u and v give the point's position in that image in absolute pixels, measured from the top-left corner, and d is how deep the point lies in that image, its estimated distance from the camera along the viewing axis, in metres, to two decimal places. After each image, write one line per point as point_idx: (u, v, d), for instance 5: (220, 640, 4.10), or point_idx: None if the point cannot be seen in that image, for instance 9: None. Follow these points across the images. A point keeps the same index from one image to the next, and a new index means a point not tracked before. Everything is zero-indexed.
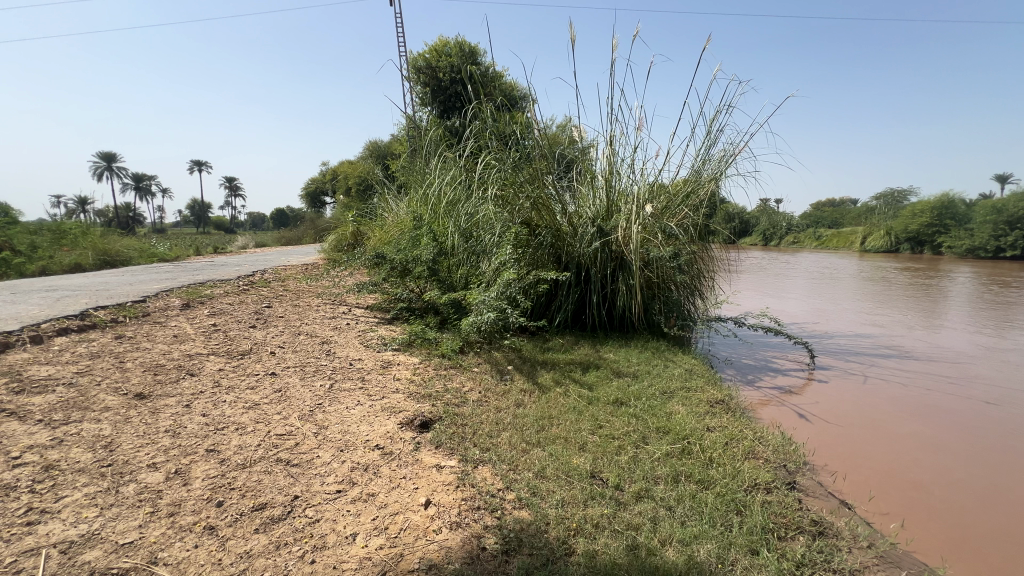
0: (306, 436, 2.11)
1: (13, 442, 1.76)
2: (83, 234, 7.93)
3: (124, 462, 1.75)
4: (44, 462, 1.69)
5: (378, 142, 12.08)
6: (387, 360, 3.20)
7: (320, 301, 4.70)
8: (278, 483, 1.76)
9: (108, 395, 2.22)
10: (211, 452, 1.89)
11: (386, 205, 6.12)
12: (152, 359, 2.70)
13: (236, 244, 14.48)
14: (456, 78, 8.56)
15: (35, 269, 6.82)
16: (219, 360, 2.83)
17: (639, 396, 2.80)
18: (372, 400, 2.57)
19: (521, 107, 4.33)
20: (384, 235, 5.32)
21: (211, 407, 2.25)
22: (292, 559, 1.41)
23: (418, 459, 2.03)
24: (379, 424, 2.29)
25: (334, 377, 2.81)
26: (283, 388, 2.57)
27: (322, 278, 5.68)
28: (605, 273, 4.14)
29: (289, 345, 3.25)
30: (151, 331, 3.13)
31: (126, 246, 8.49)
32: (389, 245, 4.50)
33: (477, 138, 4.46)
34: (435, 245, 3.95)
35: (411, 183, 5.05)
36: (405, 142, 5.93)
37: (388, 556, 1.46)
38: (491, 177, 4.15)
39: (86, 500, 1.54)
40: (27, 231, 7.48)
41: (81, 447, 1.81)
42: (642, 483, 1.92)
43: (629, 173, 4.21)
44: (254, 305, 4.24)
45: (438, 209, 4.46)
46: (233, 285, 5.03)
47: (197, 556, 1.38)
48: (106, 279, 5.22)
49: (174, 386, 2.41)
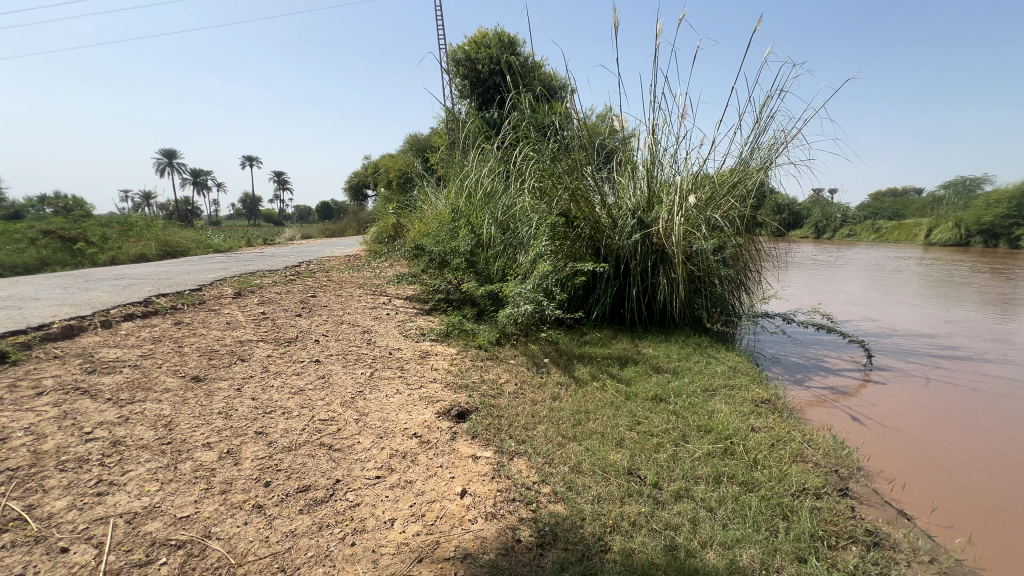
0: (347, 422, 2.18)
1: (86, 419, 1.91)
2: (146, 226, 8.47)
3: (183, 441, 1.86)
4: (112, 438, 1.82)
5: (418, 137, 12.34)
6: (425, 350, 3.25)
7: (361, 291, 4.82)
8: (322, 467, 1.82)
9: (169, 376, 2.37)
10: (260, 434, 1.99)
11: (426, 198, 6.19)
12: (207, 344, 2.85)
13: (284, 236, 15.14)
14: (495, 70, 8.55)
15: (105, 259, 7.37)
16: (268, 346, 2.97)
17: (680, 393, 2.72)
18: (411, 389, 2.62)
19: (560, 96, 4.26)
20: (423, 227, 5.40)
21: (260, 391, 2.36)
22: (333, 541, 1.46)
23: (455, 449, 2.05)
24: (417, 413, 2.34)
25: (375, 365, 2.89)
26: (326, 375, 2.67)
27: (364, 269, 5.83)
28: (645, 265, 4.02)
29: (332, 333, 3.37)
30: (206, 318, 3.32)
31: (184, 238, 9.01)
32: (428, 237, 4.57)
33: (516, 129, 4.43)
34: (472, 238, 3.97)
35: (451, 176, 5.09)
36: (444, 135, 5.97)
37: (425, 542, 1.49)
38: (530, 168, 4.12)
39: (148, 474, 1.65)
40: (100, 224, 8.11)
41: (144, 425, 1.93)
42: (682, 482, 1.87)
43: (673, 163, 4.07)
44: (300, 294, 4.41)
45: (476, 202, 4.47)
46: (281, 274, 5.26)
47: (246, 532, 1.45)
48: (167, 269, 5.53)
49: (226, 371, 2.54)
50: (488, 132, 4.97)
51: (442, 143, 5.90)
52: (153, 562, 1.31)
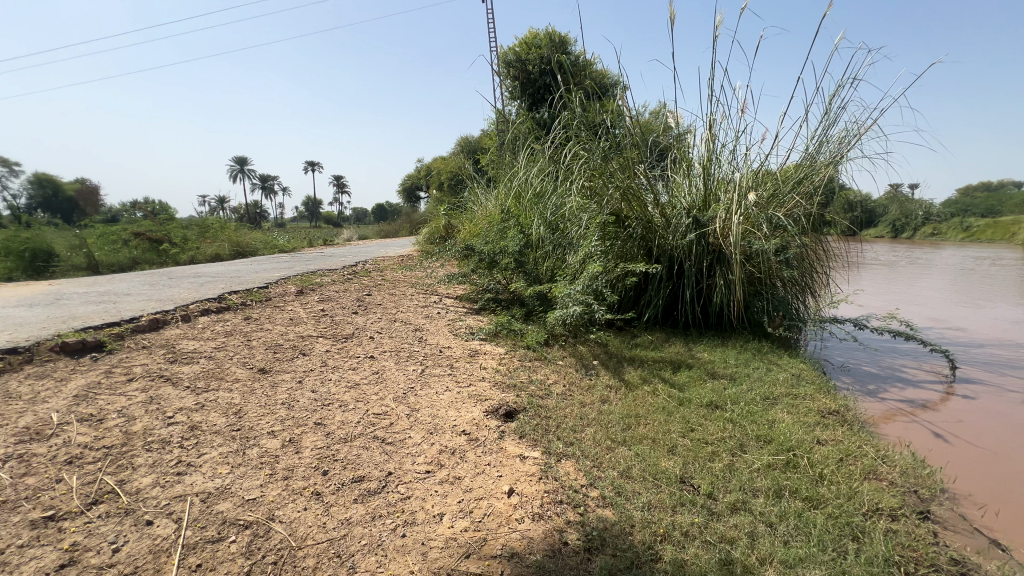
0: (399, 417, 2.25)
1: (168, 404, 2.09)
2: (221, 228, 9.16)
3: (250, 428, 2.00)
4: (190, 422, 1.98)
5: (468, 139, 12.60)
6: (474, 348, 3.30)
7: (414, 290, 4.96)
8: (375, 459, 1.89)
9: (239, 368, 2.55)
10: (319, 425, 2.09)
11: (476, 199, 6.28)
12: (272, 338, 3.04)
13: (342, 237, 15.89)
14: (546, 70, 8.55)
15: (186, 259, 8.05)
16: (327, 342, 3.12)
17: (738, 400, 2.59)
18: (460, 386, 2.66)
19: (612, 93, 4.17)
20: (474, 227, 5.48)
21: (319, 384, 2.49)
22: (386, 531, 1.51)
23: (503, 448, 2.06)
24: (466, 410, 2.37)
25: (426, 363, 2.96)
26: (380, 370, 2.76)
27: (417, 269, 6.00)
28: (700, 266, 3.87)
29: (386, 330, 3.49)
30: (272, 314, 3.54)
31: (254, 239, 9.66)
32: (478, 237, 4.64)
33: (566, 128, 4.38)
34: (521, 238, 3.98)
35: (501, 177, 5.14)
36: (494, 137, 6.04)
37: (473, 538, 1.51)
38: (580, 167, 4.05)
39: (220, 458, 1.78)
40: (181, 226, 8.88)
41: (217, 412, 2.09)
42: (739, 494, 1.78)
43: (731, 159, 3.90)
44: (357, 292, 4.61)
45: (526, 202, 4.48)
46: (339, 273, 5.52)
47: (306, 518, 1.53)
48: (238, 267, 5.94)
49: (289, 364, 2.69)
50: (538, 131, 4.95)
51: (493, 144, 5.95)
52: (223, 540, 1.41)
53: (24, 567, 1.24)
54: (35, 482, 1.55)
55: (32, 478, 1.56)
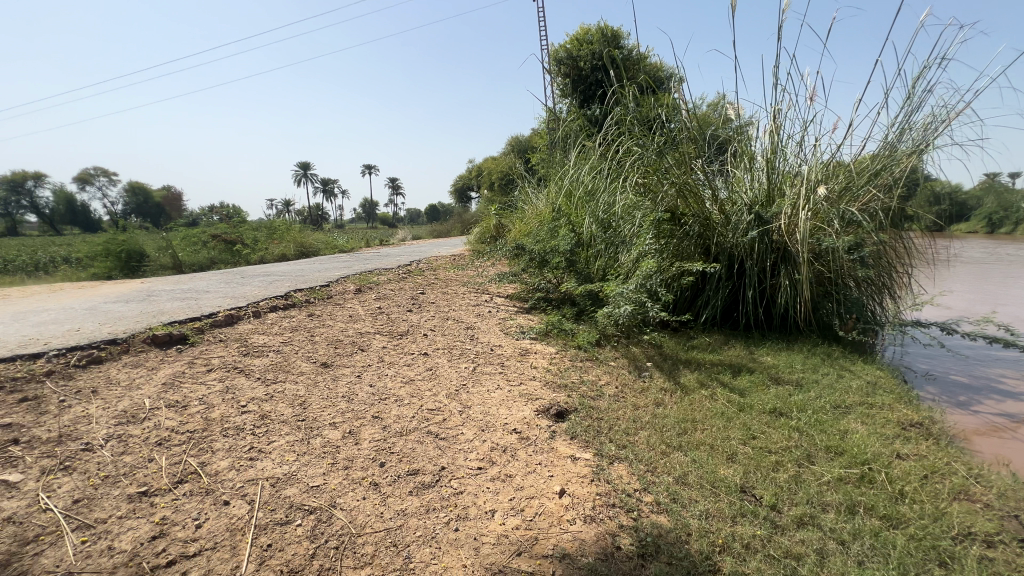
0: (452, 413, 2.30)
1: (242, 394, 2.26)
2: (287, 229, 9.75)
3: (314, 419, 2.11)
4: (261, 411, 2.12)
5: (519, 139, 12.67)
6: (525, 347, 3.31)
7: (466, 289, 5.04)
8: (429, 453, 1.94)
9: (303, 361, 2.70)
10: (376, 418, 2.18)
11: (526, 198, 6.29)
12: (333, 334, 3.19)
13: (397, 237, 16.47)
14: (597, 66, 8.44)
15: (256, 259, 8.65)
16: (384, 338, 3.24)
17: (805, 408, 2.44)
18: (511, 385, 2.69)
19: (668, 86, 4.03)
20: (524, 227, 5.50)
21: (376, 379, 2.59)
22: (439, 524, 1.55)
23: (554, 448, 2.05)
24: (517, 409, 2.39)
25: (477, 361, 3.00)
26: (433, 367, 2.84)
27: (468, 268, 6.11)
28: (762, 265, 3.67)
29: (438, 328, 3.57)
30: (333, 311, 3.73)
31: (316, 240, 10.21)
32: (528, 236, 4.65)
33: (619, 124, 4.26)
34: (572, 237, 3.95)
35: (551, 175, 5.12)
36: (545, 136, 6.03)
37: (525, 537, 1.52)
38: (633, 164, 3.92)
39: (287, 446, 1.89)
40: (253, 228, 9.54)
41: (284, 402, 2.22)
42: (806, 508, 1.67)
43: (798, 151, 3.67)
44: (411, 291, 4.76)
45: (577, 200, 4.44)
46: (395, 272, 5.72)
47: (365, 506, 1.60)
48: (303, 267, 6.30)
49: (349, 359, 2.82)
50: (591, 128, 4.88)
51: (544, 142, 5.94)
52: (291, 523, 1.50)
53: (123, 536, 1.38)
54: (131, 460, 1.71)
55: (129, 456, 1.73)
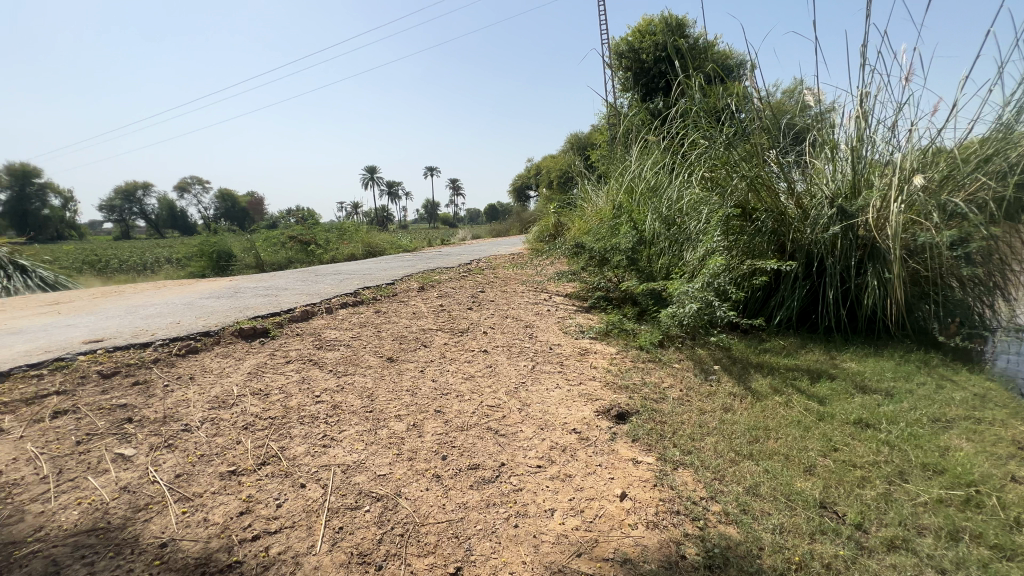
0: (512, 411, 2.32)
1: (317, 384, 2.41)
2: (356, 230, 10.30)
3: (381, 411, 2.21)
4: (333, 402, 2.25)
5: (578, 137, 12.57)
6: (585, 347, 3.27)
7: (524, 288, 5.06)
8: (489, 449, 1.97)
9: (371, 356, 2.84)
10: (438, 412, 2.25)
11: (586, 195, 6.21)
12: (398, 330, 3.33)
13: (457, 236, 16.87)
14: (661, 57, 8.17)
15: (328, 258, 9.22)
16: (445, 335, 3.33)
17: (896, 420, 2.21)
18: (570, 384, 2.66)
19: (738, 74, 3.81)
20: (583, 225, 5.44)
21: (438, 374, 2.67)
22: (500, 520, 1.56)
23: (615, 450, 2.01)
24: (577, 409, 2.36)
25: (536, 359, 3.01)
26: (493, 364, 2.88)
27: (527, 267, 6.13)
28: (846, 263, 3.38)
29: (498, 326, 3.62)
30: (398, 308, 3.89)
31: (382, 240, 10.70)
32: (588, 235, 4.59)
33: (684, 117, 4.09)
34: (634, 234, 3.83)
35: (612, 172, 5.01)
36: (605, 132, 5.92)
37: (585, 538, 1.50)
38: (699, 158, 3.75)
39: (356, 435, 2.00)
40: (325, 230, 10.16)
41: (354, 394, 2.35)
42: (898, 530, 1.52)
43: (889, 137, 3.34)
44: (471, 289, 4.85)
45: (639, 197, 4.32)
46: (455, 271, 5.87)
47: (428, 497, 1.65)
48: (370, 266, 6.61)
49: (413, 354, 2.93)
50: (654, 121, 4.71)
51: (604, 139, 5.83)
52: (360, 508, 1.58)
53: (216, 510, 1.52)
54: (222, 442, 1.88)
55: (220, 438, 1.90)
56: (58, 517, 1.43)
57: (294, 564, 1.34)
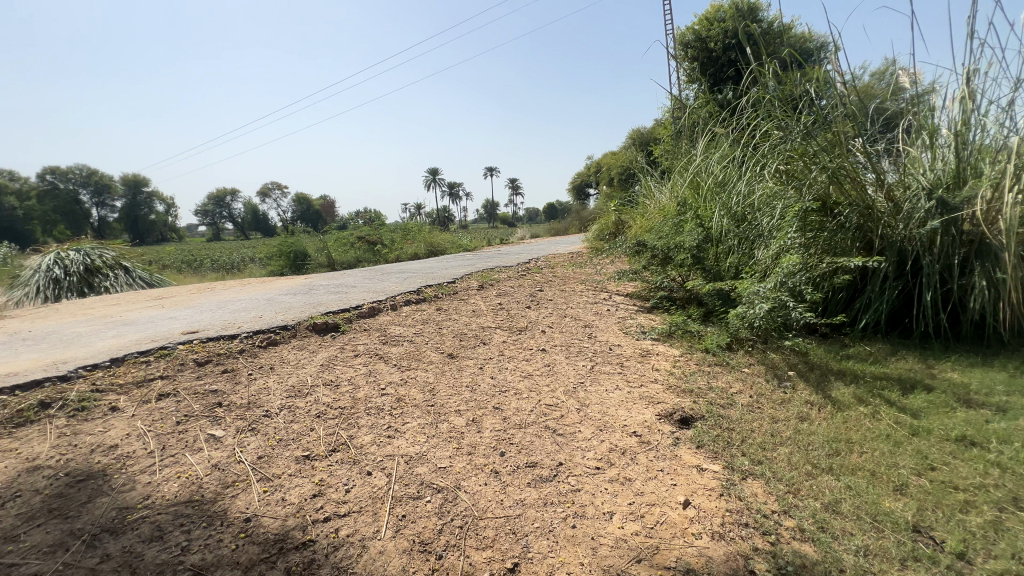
0: (570, 410, 2.30)
1: (382, 377, 2.53)
2: (419, 230, 10.68)
3: (442, 405, 2.28)
4: (397, 395, 2.35)
5: (641, 132, 12.26)
6: (646, 348, 3.17)
7: (584, 287, 5.00)
8: (547, 448, 1.97)
9: (433, 352, 2.93)
10: (497, 409, 2.28)
11: (648, 192, 6.03)
12: (458, 328, 3.41)
13: (517, 236, 17.05)
14: (731, 44, 7.77)
15: (394, 258, 9.64)
16: (504, 333, 3.37)
17: (1008, 438, 1.96)
18: (631, 386, 2.60)
19: (818, 58, 3.53)
20: (645, 223, 5.29)
21: (497, 372, 2.71)
22: (557, 519, 1.56)
23: (677, 455, 1.94)
24: (637, 411, 2.30)
25: (595, 359, 2.96)
26: (551, 363, 2.87)
27: (586, 266, 6.05)
28: (947, 261, 3.04)
29: (556, 325, 3.61)
30: (459, 306, 3.99)
31: (444, 239, 11.02)
32: (650, 232, 4.46)
33: (756, 106, 3.85)
34: (700, 231, 3.66)
35: (676, 168, 4.83)
36: (669, 126, 5.72)
37: (644, 544, 1.46)
38: (773, 150, 3.52)
39: (419, 428, 2.07)
40: (391, 230, 10.62)
41: (416, 388, 2.44)
42: (1011, 563, 1.34)
43: (1002, 119, 2.96)
44: (530, 288, 4.87)
45: (706, 193, 4.13)
46: (514, 270, 5.91)
47: (486, 492, 1.68)
48: (433, 265, 6.84)
49: (472, 351, 2.98)
50: (722, 112, 4.47)
51: (668, 133, 5.62)
52: (421, 498, 1.64)
53: (292, 491, 1.63)
54: (298, 428, 2.03)
55: (296, 425, 2.05)
56: (162, 488, 1.60)
57: (361, 547, 1.42)
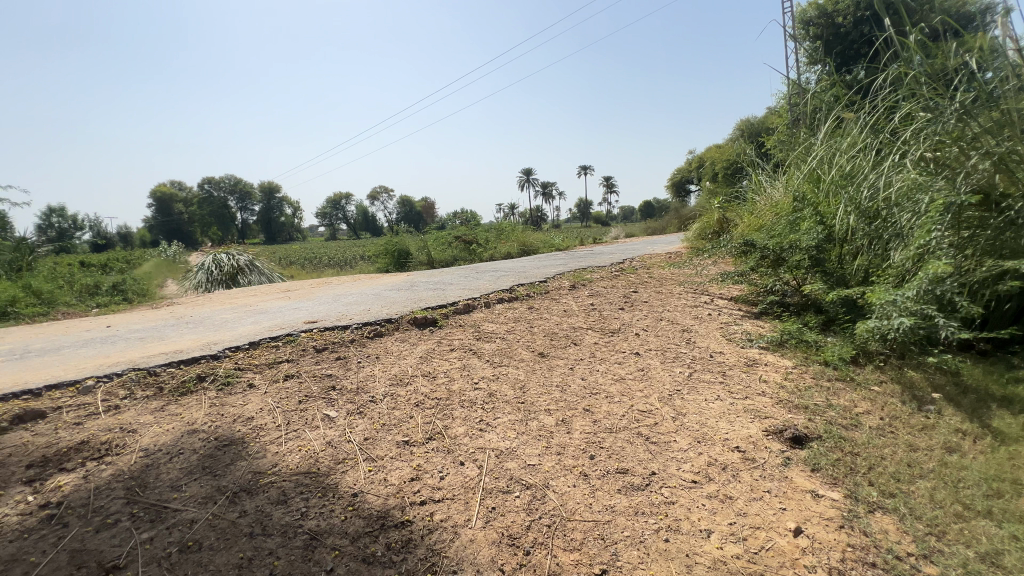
0: (664, 418, 2.19)
1: (476, 372, 2.62)
2: (513, 230, 10.92)
3: (531, 403, 2.30)
4: (489, 390, 2.42)
5: (751, 122, 11.33)
6: (752, 357, 2.92)
7: (682, 289, 4.74)
8: (639, 455, 1.90)
9: (524, 350, 2.98)
10: (587, 411, 2.25)
11: (758, 187, 5.55)
12: (549, 327, 3.42)
13: (610, 235, 16.73)
14: (863, 16, 6.87)
15: (488, 257, 9.98)
16: (596, 334, 3.32)
17: None
18: (733, 397, 2.41)
19: (981, 23, 2.96)
20: (755, 221, 4.86)
21: (588, 373, 2.67)
22: (648, 530, 1.50)
23: (788, 477, 1.76)
24: (741, 425, 2.13)
25: (693, 366, 2.79)
26: (645, 368, 2.76)
27: (686, 266, 5.73)
28: None
29: (651, 328, 3.46)
30: (550, 305, 4.00)
31: (537, 239, 11.14)
32: (760, 232, 4.10)
33: (895, 86, 3.34)
34: (820, 230, 3.36)
35: (793, 160, 4.37)
36: (785, 113, 5.21)
37: (746, 569, 1.35)
38: (917, 135, 3.02)
39: (509, 424, 2.11)
40: (485, 230, 10.99)
41: (507, 384, 2.49)
42: None
43: None
44: (624, 289, 4.73)
45: (828, 187, 3.69)
46: (607, 270, 5.77)
47: (574, 494, 1.67)
48: (526, 264, 6.93)
49: (563, 351, 2.97)
50: (852, 95, 3.94)
51: (783, 122, 5.12)
52: (511, 492, 1.67)
53: (393, 473, 1.76)
54: (399, 415, 2.18)
55: (397, 411, 2.20)
56: (287, 458, 1.82)
57: (453, 533, 1.48)
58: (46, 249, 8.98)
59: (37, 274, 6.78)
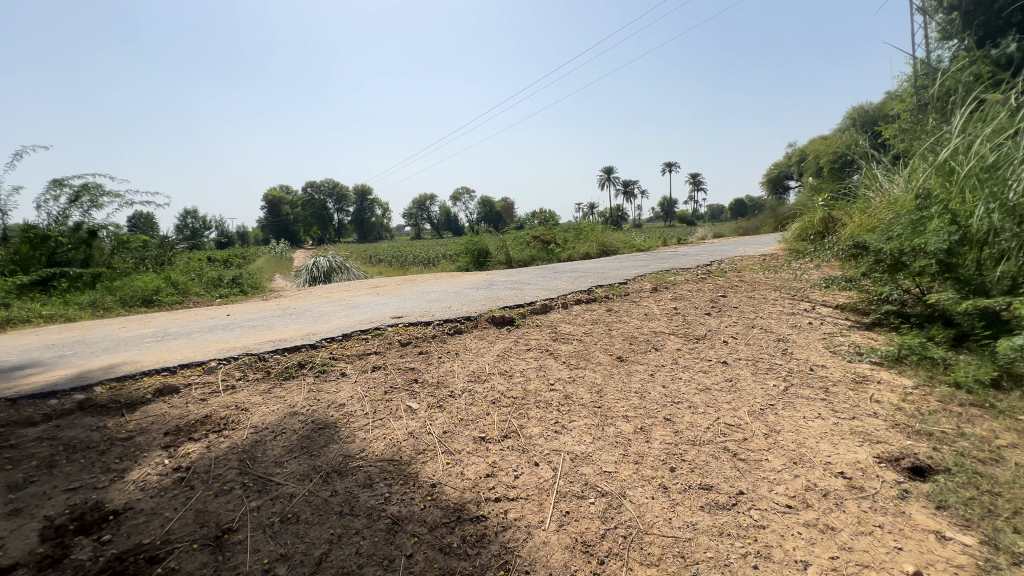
0: (755, 434, 2.03)
1: (552, 373, 2.61)
2: (592, 229, 10.73)
3: (608, 408, 2.24)
4: (565, 392, 2.40)
5: (865, 110, 10.13)
6: (862, 373, 2.61)
7: (778, 295, 4.36)
8: (725, 472, 1.77)
9: (601, 353, 2.92)
10: (668, 420, 2.14)
11: (872, 181, 4.95)
12: (629, 330, 3.31)
13: (696, 235, 15.85)
14: None
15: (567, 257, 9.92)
16: (678, 340, 3.16)
17: None
18: (838, 416, 2.16)
19: None
20: (868, 220, 4.34)
21: (670, 380, 2.55)
22: (734, 553, 1.39)
23: (906, 513, 1.54)
24: (847, 448, 1.90)
25: (790, 380, 2.55)
26: (734, 378, 2.58)
27: (783, 270, 5.25)
28: None
29: (741, 336, 3.23)
30: (630, 308, 3.88)
31: (616, 239, 10.85)
32: (874, 232, 3.65)
33: None
34: (952, 231, 2.91)
35: (918, 150, 3.84)
36: (908, 97, 4.59)
37: None
38: None
39: (585, 428, 2.08)
40: (564, 229, 10.91)
41: (584, 387, 2.45)
42: None
43: None
44: (710, 293, 4.45)
45: (964, 181, 3.19)
46: (692, 273, 5.47)
47: (652, 506, 1.60)
48: (605, 265, 6.78)
49: (643, 357, 2.87)
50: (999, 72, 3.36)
51: (906, 107, 4.51)
52: (585, 498, 1.64)
53: (469, 467, 1.81)
54: (476, 411, 2.23)
55: (474, 408, 2.25)
56: (373, 445, 1.94)
57: (526, 533, 1.49)
58: (182, 247, 10.41)
59: (174, 268, 7.87)
